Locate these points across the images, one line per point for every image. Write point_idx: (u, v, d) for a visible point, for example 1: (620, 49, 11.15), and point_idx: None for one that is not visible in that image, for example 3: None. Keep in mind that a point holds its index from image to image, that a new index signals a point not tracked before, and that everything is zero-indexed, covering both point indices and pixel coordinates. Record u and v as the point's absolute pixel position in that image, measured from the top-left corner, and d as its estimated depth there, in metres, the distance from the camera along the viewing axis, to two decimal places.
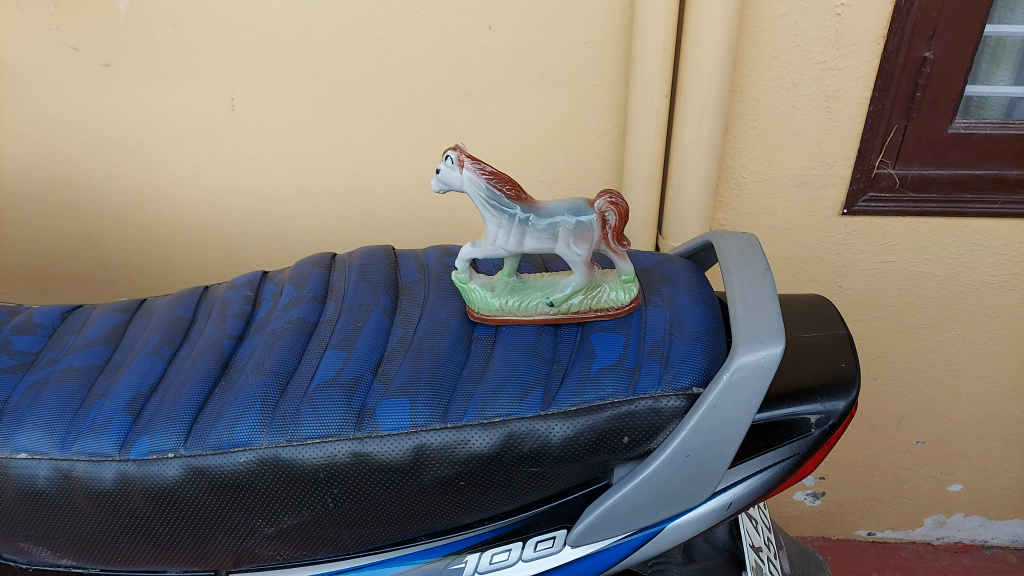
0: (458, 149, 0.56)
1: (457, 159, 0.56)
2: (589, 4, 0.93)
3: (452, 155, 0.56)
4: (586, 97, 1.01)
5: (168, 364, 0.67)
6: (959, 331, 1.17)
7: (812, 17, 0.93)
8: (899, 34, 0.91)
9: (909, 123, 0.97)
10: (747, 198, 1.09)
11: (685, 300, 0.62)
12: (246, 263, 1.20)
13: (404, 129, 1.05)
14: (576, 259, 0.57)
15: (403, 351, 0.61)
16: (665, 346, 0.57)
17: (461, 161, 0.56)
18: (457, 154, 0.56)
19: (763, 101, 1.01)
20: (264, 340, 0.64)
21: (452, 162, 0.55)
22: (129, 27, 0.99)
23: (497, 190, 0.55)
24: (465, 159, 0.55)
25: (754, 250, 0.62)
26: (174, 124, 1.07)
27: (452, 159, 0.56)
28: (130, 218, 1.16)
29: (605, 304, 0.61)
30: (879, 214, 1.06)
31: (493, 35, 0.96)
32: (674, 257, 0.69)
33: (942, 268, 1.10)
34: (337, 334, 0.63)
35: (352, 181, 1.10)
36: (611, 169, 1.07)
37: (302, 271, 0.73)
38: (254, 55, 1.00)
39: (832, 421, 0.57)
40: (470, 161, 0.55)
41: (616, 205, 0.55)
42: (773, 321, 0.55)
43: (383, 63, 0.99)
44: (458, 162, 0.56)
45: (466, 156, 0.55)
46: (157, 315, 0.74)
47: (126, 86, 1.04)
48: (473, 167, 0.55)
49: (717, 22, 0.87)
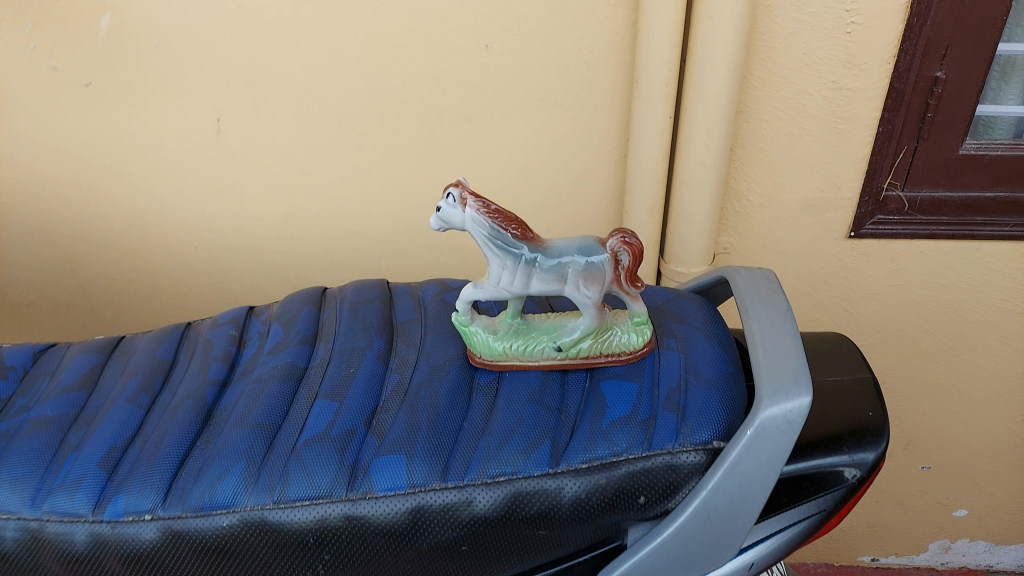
0: (459, 186, 0.51)
1: (458, 197, 0.51)
2: (591, 23, 0.90)
3: (453, 193, 0.51)
4: (588, 117, 0.97)
5: (146, 413, 0.62)
6: (969, 355, 1.14)
7: (822, 35, 0.90)
8: (911, 53, 0.88)
9: (920, 144, 0.94)
10: (753, 221, 1.05)
11: (700, 342, 0.58)
12: (231, 289, 1.16)
13: (398, 152, 1.01)
14: (585, 302, 0.53)
15: (399, 400, 0.56)
16: (680, 394, 0.54)
17: (463, 199, 0.51)
18: (459, 192, 0.51)
19: (771, 122, 0.97)
20: (249, 387, 0.60)
21: (454, 200, 0.51)
22: (109, 46, 0.94)
23: (502, 230, 0.50)
24: (467, 197, 0.51)
25: (773, 288, 0.58)
26: (157, 146, 1.02)
27: (454, 196, 0.51)
28: (111, 243, 1.11)
29: (616, 348, 0.56)
30: (888, 237, 1.03)
31: (491, 54, 0.92)
32: (685, 293, 0.65)
33: (952, 292, 1.07)
34: (328, 381, 0.59)
35: (343, 205, 1.06)
36: (612, 192, 1.03)
37: (290, 309, 0.69)
38: (240, 75, 0.95)
39: (861, 475, 0.53)
40: (473, 200, 0.51)
41: (630, 245, 0.51)
42: (798, 368, 0.51)
43: (378, 84, 0.95)
44: (460, 199, 0.51)
45: (469, 194, 0.51)
46: (135, 357, 0.70)
47: (107, 107, 0.99)
48: (476, 205, 0.51)
49: (725, 41, 0.83)
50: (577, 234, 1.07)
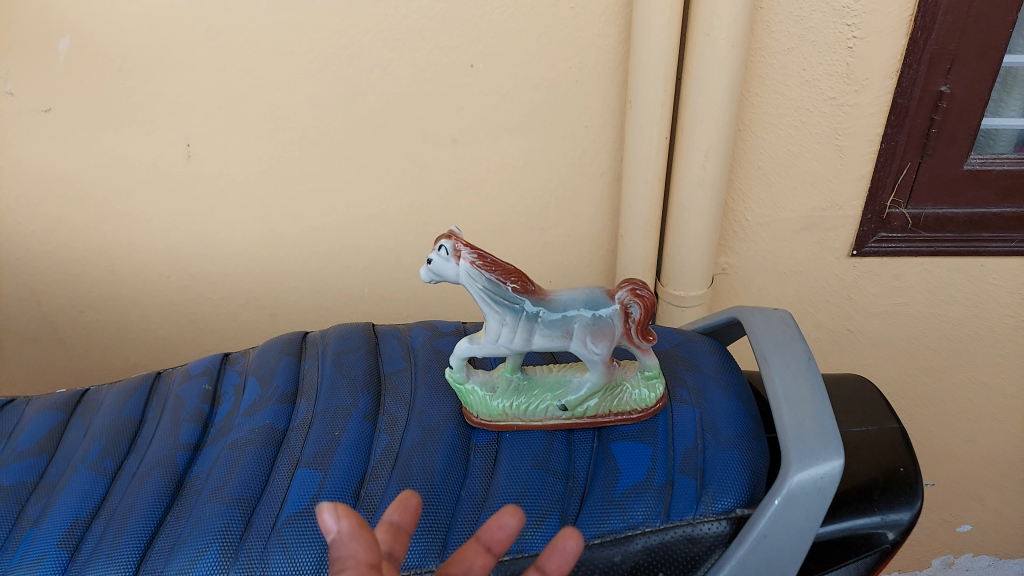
0: (453, 237, 0.47)
1: (451, 248, 0.47)
2: (581, 40, 0.85)
3: (445, 244, 0.47)
4: (579, 137, 0.93)
5: (112, 482, 0.57)
6: (972, 371, 1.10)
7: (821, 50, 0.86)
8: (915, 67, 0.84)
9: (923, 160, 0.90)
10: (752, 240, 1.01)
11: (716, 395, 0.54)
12: (207, 320, 1.10)
13: (379, 176, 0.96)
14: (593, 358, 0.49)
15: (389, 468, 0.51)
16: (698, 456, 0.49)
17: (456, 251, 0.47)
18: (452, 243, 0.47)
19: (769, 140, 0.94)
20: (224, 454, 0.55)
21: (447, 253, 0.47)
22: (69, 71, 0.88)
23: (502, 284, 0.47)
24: (461, 248, 0.47)
25: (791, 333, 0.54)
26: (124, 174, 0.96)
27: (446, 249, 0.47)
28: (78, 276, 1.05)
29: (627, 405, 0.52)
30: (891, 254, 0.99)
31: (476, 74, 0.88)
32: (695, 336, 0.61)
33: (956, 309, 1.03)
34: (310, 448, 0.54)
35: (322, 231, 1.01)
36: (605, 214, 0.99)
37: (267, 360, 0.64)
38: (210, 99, 0.90)
39: (897, 537, 0.49)
40: (468, 250, 0.47)
41: (642, 297, 0.47)
42: (827, 428, 0.47)
43: (357, 106, 0.90)
44: (453, 251, 0.47)
45: (464, 244, 0.47)
46: (100, 415, 0.64)
47: (69, 134, 0.93)
48: (471, 256, 0.47)
49: (722, 59, 0.79)
50: (569, 256, 1.03)
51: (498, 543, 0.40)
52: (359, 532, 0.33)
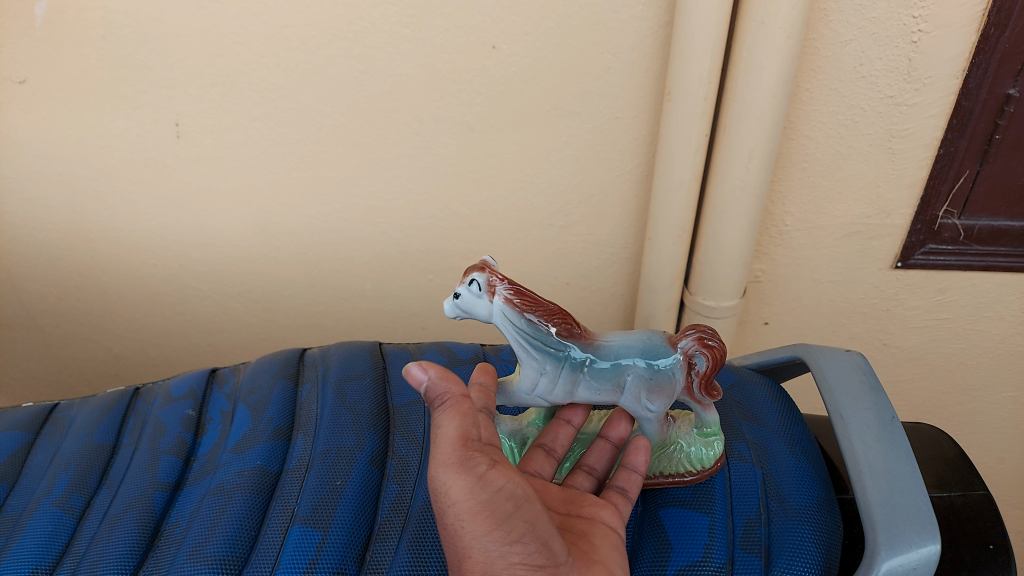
0: (487, 272, 0.49)
1: (485, 283, 0.48)
2: (615, 23, 0.76)
3: (478, 279, 0.48)
4: (608, 130, 0.84)
5: (79, 522, 0.53)
6: (1014, 394, 1.02)
7: (882, 43, 0.76)
8: (983, 67, 0.75)
9: (982, 168, 0.81)
10: (789, 248, 0.93)
11: (779, 453, 0.56)
12: (196, 312, 1.02)
13: (384, 163, 0.88)
14: (645, 412, 0.51)
15: (398, 529, 0.50)
16: (762, 529, 0.50)
17: (490, 287, 0.48)
18: (486, 278, 0.48)
19: (816, 139, 0.83)
20: (209, 499, 0.52)
21: (479, 289, 0.48)
22: (47, 39, 0.79)
23: (543, 325, 0.48)
24: (496, 282, 0.48)
25: (867, 390, 0.53)
26: (106, 153, 0.88)
27: (477, 285, 0.48)
28: (56, 260, 0.97)
29: (680, 466, 0.52)
30: (938, 268, 0.91)
31: (498, 57, 0.79)
32: (752, 379, 0.64)
33: (1002, 327, 0.95)
34: (306, 499, 0.51)
35: (321, 221, 0.93)
36: (632, 214, 0.91)
37: (259, 386, 0.62)
38: (202, 74, 0.81)
39: None
40: (502, 285, 0.48)
41: (711, 347, 0.48)
42: (921, 512, 0.45)
43: (363, 85, 0.82)
44: (486, 287, 0.48)
45: (499, 279, 0.48)
46: (68, 440, 0.61)
47: (46, 107, 0.84)
48: (506, 292, 0.48)
49: (774, 51, 0.70)
50: (590, 258, 0.96)
51: (576, 417, 0.54)
52: (448, 376, 0.45)
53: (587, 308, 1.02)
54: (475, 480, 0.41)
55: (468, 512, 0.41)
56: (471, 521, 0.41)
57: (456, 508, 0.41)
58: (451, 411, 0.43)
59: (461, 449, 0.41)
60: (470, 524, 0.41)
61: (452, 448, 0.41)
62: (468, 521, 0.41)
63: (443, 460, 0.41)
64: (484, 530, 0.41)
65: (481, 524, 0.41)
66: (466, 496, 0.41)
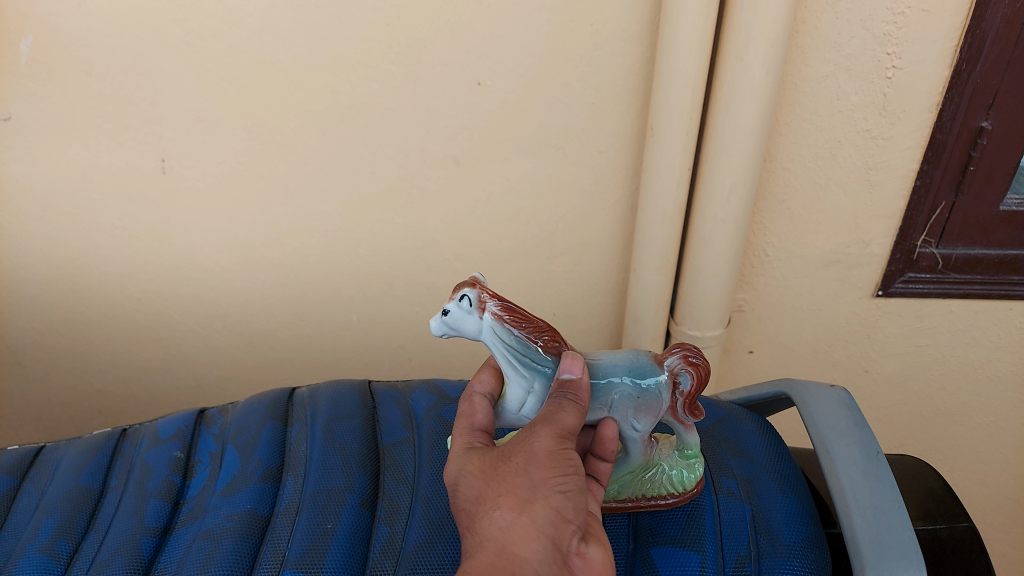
0: (478, 288, 0.51)
1: (476, 299, 0.51)
2: (599, 59, 0.78)
3: (469, 295, 0.51)
4: (593, 163, 0.85)
5: (66, 569, 0.53)
6: (993, 418, 1.03)
7: (858, 78, 0.77)
8: (956, 101, 0.77)
9: (957, 199, 0.83)
10: (771, 277, 0.94)
11: (767, 489, 0.57)
12: (180, 346, 1.02)
13: (371, 197, 0.88)
14: (634, 431, 0.52)
15: (390, 569, 0.50)
16: (753, 565, 0.51)
17: (480, 302, 0.51)
18: (477, 294, 0.50)
19: (795, 171, 0.85)
20: (198, 544, 0.52)
21: (471, 304, 0.50)
22: (33, 76, 0.79)
23: (532, 342, 0.51)
24: (486, 299, 0.51)
25: (856, 425, 0.55)
26: (90, 188, 0.87)
27: (470, 300, 0.51)
28: (38, 295, 0.97)
29: (662, 489, 0.54)
30: (917, 296, 0.92)
31: (483, 92, 0.80)
32: (739, 413, 0.65)
33: (979, 352, 0.97)
34: (297, 543, 0.51)
35: (307, 254, 0.93)
36: (616, 245, 0.92)
37: (248, 426, 0.62)
38: (188, 109, 0.81)
39: None
40: (493, 302, 0.51)
41: (695, 365, 0.50)
42: (908, 547, 0.47)
43: (350, 121, 0.82)
44: (477, 302, 0.51)
45: (489, 296, 0.51)
46: (54, 483, 0.60)
47: (30, 143, 0.84)
48: (495, 308, 0.51)
49: (753, 87, 0.72)
50: (575, 288, 0.97)
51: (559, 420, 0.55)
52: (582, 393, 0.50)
53: (572, 338, 1.02)
54: (559, 440, 0.44)
55: (541, 457, 0.43)
56: (536, 467, 0.43)
57: (531, 453, 0.44)
58: (575, 406, 0.48)
59: (566, 427, 0.46)
60: (536, 464, 0.43)
61: (560, 421, 0.46)
62: (536, 465, 0.43)
63: (546, 424, 0.45)
64: (545, 471, 0.43)
65: (545, 466, 0.43)
66: (547, 447, 0.44)
